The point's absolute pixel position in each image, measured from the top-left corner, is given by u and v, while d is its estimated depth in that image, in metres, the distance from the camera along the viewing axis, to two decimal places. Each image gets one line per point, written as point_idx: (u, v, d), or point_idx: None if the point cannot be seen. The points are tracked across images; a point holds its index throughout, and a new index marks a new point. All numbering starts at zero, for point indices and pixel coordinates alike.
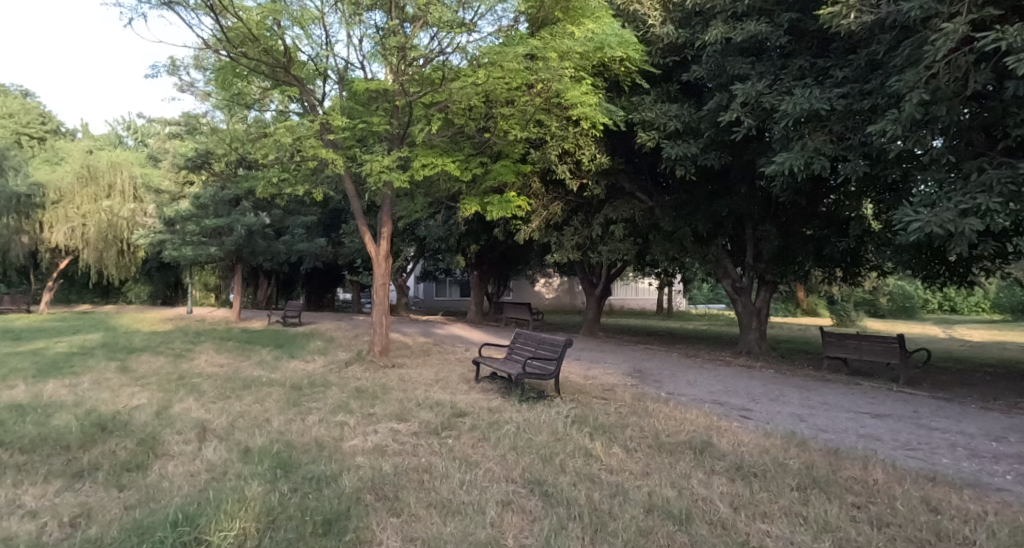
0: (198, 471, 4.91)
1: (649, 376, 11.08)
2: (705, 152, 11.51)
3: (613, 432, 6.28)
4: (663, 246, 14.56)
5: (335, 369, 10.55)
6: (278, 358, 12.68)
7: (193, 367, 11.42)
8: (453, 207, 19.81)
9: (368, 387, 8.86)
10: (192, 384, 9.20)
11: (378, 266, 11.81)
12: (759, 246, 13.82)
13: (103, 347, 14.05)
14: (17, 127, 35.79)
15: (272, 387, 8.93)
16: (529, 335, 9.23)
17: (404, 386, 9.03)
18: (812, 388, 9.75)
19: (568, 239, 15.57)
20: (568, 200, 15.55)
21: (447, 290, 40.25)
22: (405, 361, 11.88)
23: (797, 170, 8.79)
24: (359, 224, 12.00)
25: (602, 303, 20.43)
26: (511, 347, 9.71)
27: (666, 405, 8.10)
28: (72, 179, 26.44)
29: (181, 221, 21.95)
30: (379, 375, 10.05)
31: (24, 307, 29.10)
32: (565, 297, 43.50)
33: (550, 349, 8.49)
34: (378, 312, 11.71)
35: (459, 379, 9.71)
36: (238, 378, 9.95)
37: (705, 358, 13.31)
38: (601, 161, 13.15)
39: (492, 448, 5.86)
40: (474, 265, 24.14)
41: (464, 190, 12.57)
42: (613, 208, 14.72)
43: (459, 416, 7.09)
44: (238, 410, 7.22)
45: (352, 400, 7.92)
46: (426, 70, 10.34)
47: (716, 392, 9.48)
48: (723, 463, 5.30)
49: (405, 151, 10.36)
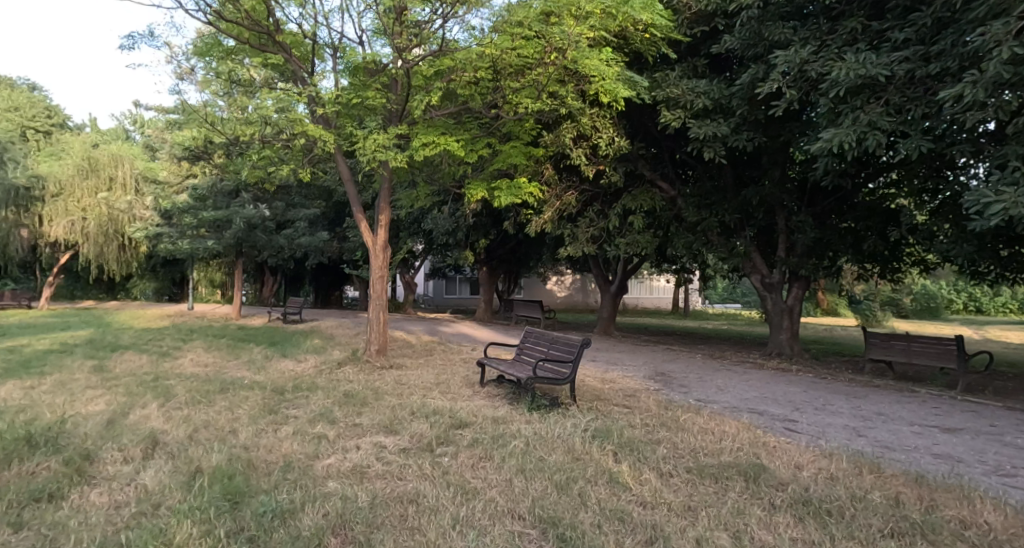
0: (125, 504, 3.91)
1: (674, 381, 9.98)
2: (736, 132, 10.42)
3: (641, 451, 5.22)
4: (685, 239, 13.44)
5: (327, 370, 9.56)
6: (268, 357, 11.71)
7: (173, 368, 10.47)
8: (461, 198, 18.84)
9: (358, 391, 7.83)
10: (164, 388, 8.23)
11: (375, 257, 10.82)
12: (793, 238, 12.65)
13: (87, 345, 13.18)
14: (22, 120, 35.10)
15: (252, 391, 7.92)
16: (541, 334, 8.16)
17: (399, 391, 7.97)
18: (862, 396, 8.58)
19: (582, 231, 14.52)
20: (583, 189, 14.50)
21: (456, 288, 39.27)
22: (404, 361, 10.86)
23: (848, 147, 7.65)
24: (355, 211, 11.00)
25: (617, 300, 19.30)
26: (520, 348, 8.64)
27: (699, 416, 7.00)
28: (72, 171, 25.75)
29: (180, 213, 21.16)
30: (373, 377, 9.03)
31: (25, 303, 28.46)
32: (577, 295, 42.44)
33: (564, 350, 7.44)
34: (375, 308, 10.67)
35: (462, 382, 8.68)
36: (217, 380, 8.97)
37: (733, 361, 12.16)
38: (620, 146, 12.15)
39: (496, 470, 4.79)
40: (483, 261, 23.14)
41: (470, 174, 11.59)
42: (632, 197, 13.66)
43: (458, 427, 6.03)
44: (203, 420, 6.22)
45: (337, 407, 6.92)
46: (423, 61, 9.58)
47: (752, 400, 8.37)
48: (785, 495, 4.21)
49: (404, 128, 9.39)
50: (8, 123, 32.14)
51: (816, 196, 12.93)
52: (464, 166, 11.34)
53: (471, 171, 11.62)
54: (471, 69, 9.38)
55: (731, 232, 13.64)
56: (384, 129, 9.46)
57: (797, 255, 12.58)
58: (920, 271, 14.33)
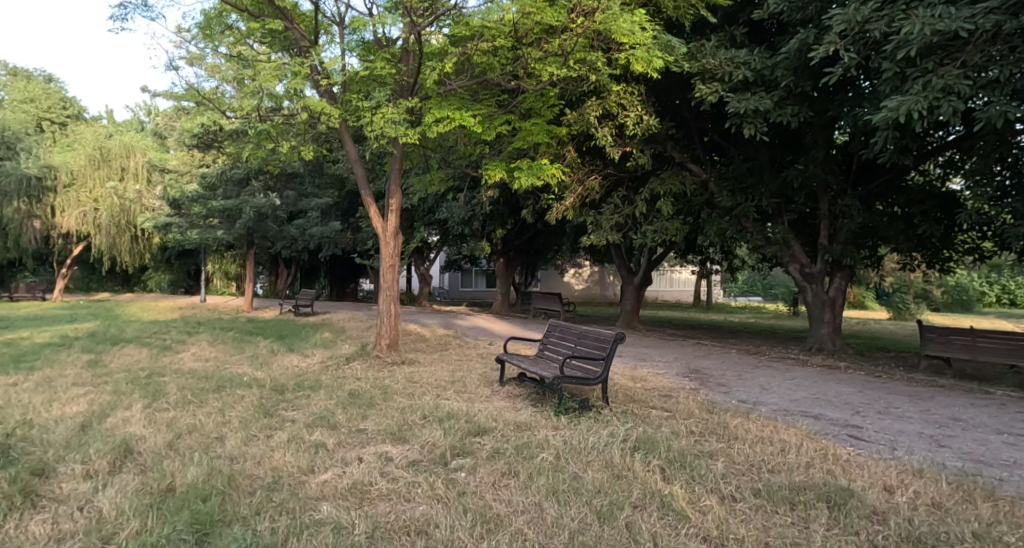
0: (71, 537, 3.19)
1: (711, 379, 9.11)
2: (779, 107, 9.50)
3: (695, 465, 4.38)
4: (718, 226, 12.52)
5: (334, 366, 8.85)
6: (274, 352, 11.07)
7: (172, 363, 9.86)
8: (477, 185, 18.03)
9: (364, 390, 7.09)
10: (156, 385, 7.57)
11: (386, 244, 10.06)
12: (836, 224, 11.67)
13: (89, 339, 12.69)
14: (37, 112, 34.87)
15: (249, 389, 7.22)
16: (567, 329, 7.36)
17: (412, 390, 7.21)
18: (928, 397, 7.62)
19: (606, 218, 13.72)
20: (608, 173, 13.71)
21: (472, 281, 38.59)
22: (417, 357, 10.10)
23: (916, 115, 6.74)
24: (364, 194, 10.24)
25: (641, 292, 18.38)
26: (543, 343, 7.84)
27: (749, 421, 6.14)
28: (84, 161, 25.38)
29: (190, 203, 20.64)
30: (383, 374, 8.30)
31: (39, 295, 28.34)
32: (595, 288, 41.51)
33: (594, 345, 6.61)
34: (386, 300, 9.93)
35: (479, 380, 7.90)
36: (215, 376, 8.31)
37: (772, 357, 11.24)
38: (649, 125, 11.34)
39: (521, 492, 4.00)
40: (500, 251, 22.35)
41: (488, 153, 10.82)
42: (660, 181, 12.81)
43: (476, 435, 5.26)
44: (188, 425, 5.50)
45: (341, 408, 6.19)
46: (437, 36, 8.97)
47: (803, 402, 7.47)
48: (886, 530, 3.36)
49: (415, 101, 8.62)
50: (22, 114, 31.90)
51: (861, 179, 11.94)
52: (481, 146, 10.59)
53: (489, 151, 10.86)
54: (489, 36, 8.60)
55: (766, 218, 12.70)
56: (396, 103, 8.73)
57: (841, 242, 11.59)
58: (974, 261, 13.25)
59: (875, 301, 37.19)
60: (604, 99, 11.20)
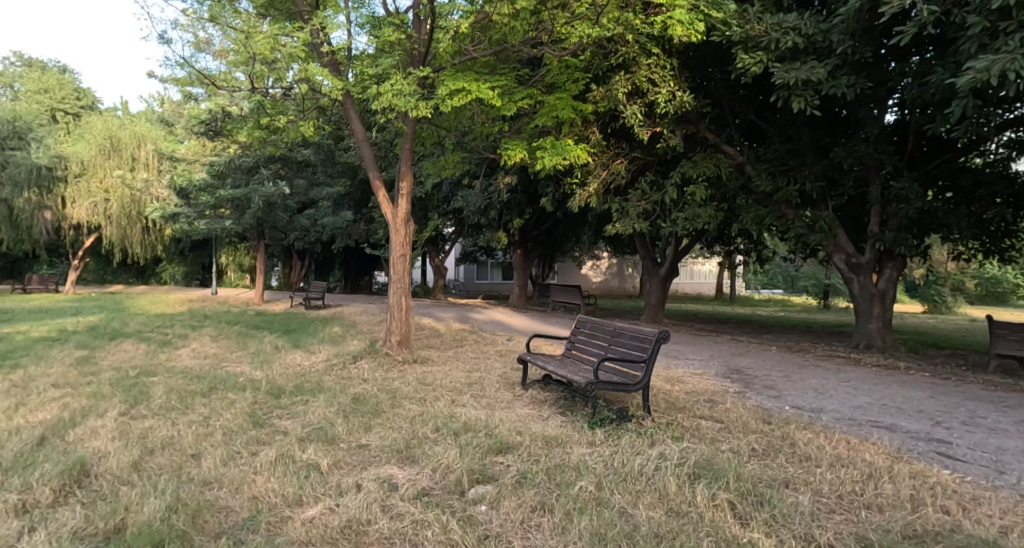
0: None
1: (756, 382, 8.19)
2: (834, 77, 8.48)
3: (775, 500, 3.48)
4: (755, 213, 11.54)
5: (339, 365, 8.07)
6: (277, 348, 10.34)
7: (168, 360, 9.18)
8: (494, 171, 17.17)
9: (370, 394, 6.29)
10: (142, 386, 6.86)
11: (396, 232, 9.23)
12: (889, 209, 10.61)
13: (87, 333, 12.12)
14: (51, 102, 34.49)
15: (242, 393, 6.47)
16: (598, 325, 6.52)
17: (425, 394, 6.38)
18: (1015, 405, 6.63)
19: (633, 205, 12.83)
20: (635, 156, 12.81)
21: (488, 273, 37.78)
22: (430, 354, 9.28)
23: (1012, 77, 5.73)
24: (372, 178, 9.39)
25: (667, 285, 17.41)
26: (571, 341, 6.98)
27: (819, 435, 5.22)
28: (94, 151, 24.88)
29: (199, 192, 20.02)
30: (391, 375, 7.50)
31: (52, 287, 28.13)
32: (614, 280, 40.54)
33: (631, 345, 5.77)
34: (396, 293, 9.11)
35: (499, 383, 7.06)
36: (209, 377, 7.57)
37: (817, 355, 10.25)
38: (683, 102, 10.43)
39: (557, 538, 3.15)
40: (517, 242, 21.51)
41: (506, 132, 9.98)
42: (692, 165, 11.86)
43: (497, 454, 4.43)
44: (163, 439, 4.76)
45: (344, 416, 5.41)
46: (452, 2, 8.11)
47: (870, 409, 6.52)
48: None
49: (428, 72, 7.78)
50: (35, 104, 31.56)
51: (917, 160, 10.85)
52: (500, 123, 9.73)
53: (507, 129, 10.02)
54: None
55: (809, 204, 11.68)
56: (406, 73, 7.91)
57: (894, 229, 10.50)
58: None
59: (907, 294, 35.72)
60: (633, 74, 10.33)
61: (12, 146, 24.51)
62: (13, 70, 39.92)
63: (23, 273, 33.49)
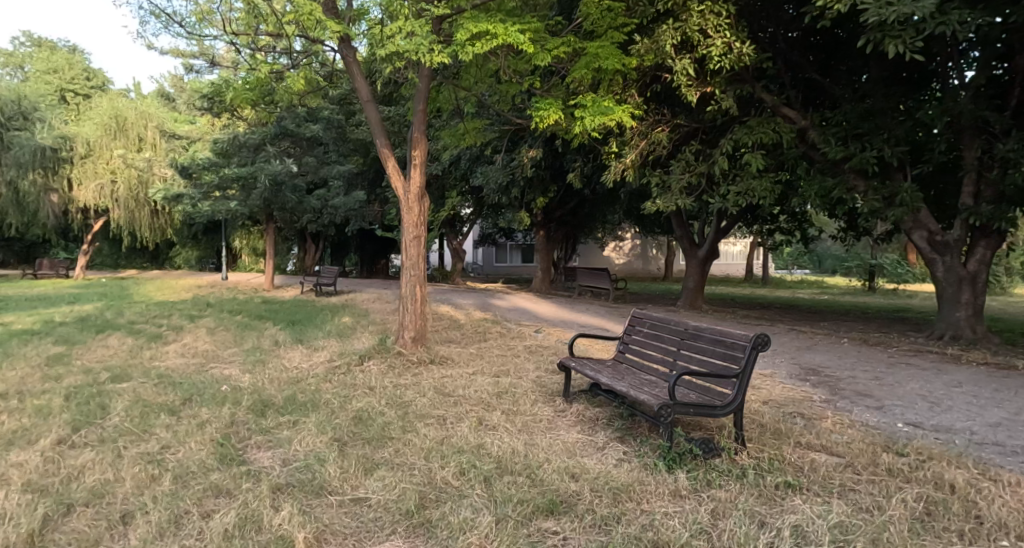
0: None
1: (843, 386, 6.75)
2: (941, 13, 6.90)
3: None
4: (820, 185, 10.02)
5: (343, 368, 6.79)
6: (277, 343, 9.13)
7: (151, 360, 8.00)
8: (517, 144, 15.77)
9: (376, 412, 5.03)
10: (104, 397, 5.67)
11: (408, 209, 7.86)
12: (987, 176, 8.97)
13: (75, 325, 11.04)
14: (60, 83, 33.31)
15: (218, 408, 5.22)
16: (661, 323, 5.20)
17: (445, 412, 5.11)
18: None
19: (676, 178, 11.43)
20: (678, 123, 11.40)
21: (507, 256, 36.41)
22: (450, 352, 7.96)
23: None
24: (379, 146, 8.02)
25: (706, 267, 15.88)
26: (624, 342, 5.65)
27: (983, 476, 3.77)
28: (100, 131, 23.84)
29: (203, 171, 18.87)
30: (403, 381, 6.23)
31: (63, 272, 27.44)
32: (637, 261, 38.99)
33: (713, 354, 4.39)
34: (409, 281, 7.82)
35: (535, 394, 5.75)
36: (188, 382, 6.34)
37: (901, 349, 8.73)
38: (741, 54, 8.90)
39: None
40: (540, 223, 20.13)
41: (536, 89, 8.60)
42: (746, 130, 10.36)
43: (548, 522, 3.10)
44: (93, 484, 3.50)
45: (342, 448, 4.15)
46: None
47: (1015, 428, 5.05)
48: None
49: (445, 10, 6.42)
50: (43, 85, 30.60)
51: None
52: (530, 78, 8.36)
53: (537, 86, 8.64)
54: None
55: (884, 174, 10.09)
56: (417, 14, 6.56)
57: (992, 201, 8.88)
58: None
59: None
60: (683, 23, 8.87)
61: (17, 126, 23.54)
62: (23, 51, 39.02)
63: (36, 257, 32.96)
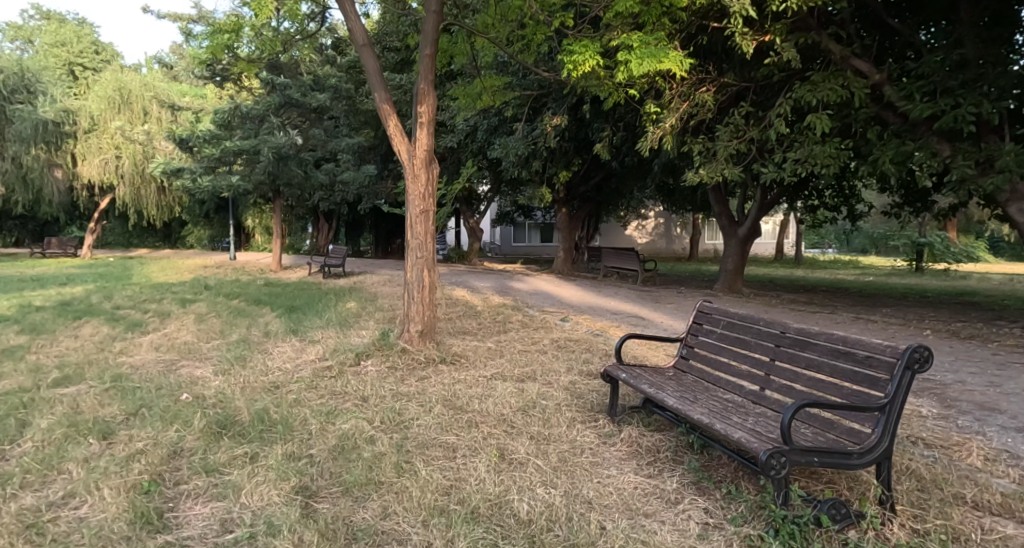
0: None
1: (952, 395, 5.39)
2: None
3: None
4: (897, 151, 8.52)
5: (336, 371, 5.60)
6: (268, 335, 7.95)
7: (118, 355, 6.87)
8: (540, 110, 14.34)
9: (365, 439, 3.83)
10: (33, 410, 4.54)
11: (415, 178, 6.55)
12: None
13: (53, 311, 10.00)
14: (68, 56, 31.95)
15: (164, 429, 4.03)
16: (743, 325, 3.90)
17: (455, 439, 3.88)
18: None
19: (723, 145, 9.96)
20: (725, 81, 9.96)
21: (526, 235, 35.06)
22: (465, 348, 6.72)
23: None
24: (380, 102, 6.73)
25: (747, 246, 14.38)
26: (689, 347, 4.35)
27: None
28: (102, 103, 22.75)
29: (204, 143, 17.71)
30: (405, 390, 5.03)
31: (70, 251, 26.71)
32: (661, 241, 37.41)
33: (832, 372, 3.09)
34: (416, 264, 6.55)
35: (570, 410, 4.52)
36: (146, 389, 5.17)
37: (1001, 344, 7.32)
38: None
39: None
40: (562, 199, 18.74)
41: (567, 30, 7.25)
42: (808, 87, 8.84)
43: None
44: None
45: (307, 505, 2.95)
46: None
47: None
48: None
49: None
50: (49, 58, 29.53)
51: None
52: (561, 16, 7.01)
53: (569, 27, 7.26)
54: None
55: (974, 137, 8.56)
56: None
57: None
58: None
59: (990, 256, 31.64)
60: None
61: (20, 100, 22.25)
62: (32, 24, 37.93)
63: (48, 235, 32.33)
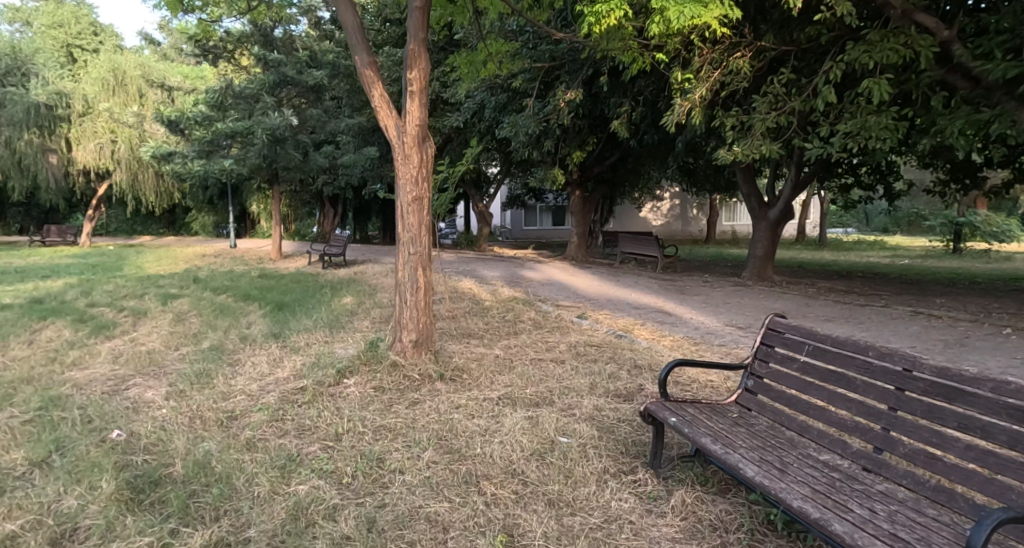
0: None
1: None
2: None
3: None
4: (970, 119, 7.28)
5: (311, 395, 4.59)
6: (246, 340, 6.97)
7: (67, 368, 5.91)
8: (552, 83, 13.17)
9: (327, 514, 2.83)
10: None
11: (405, 159, 5.49)
12: None
13: (22, 309, 9.10)
14: (66, 38, 30.93)
15: (65, 492, 3.06)
16: (843, 354, 2.80)
17: (445, 510, 2.87)
18: None
19: (760, 118, 8.75)
20: (763, 43, 8.73)
21: (537, 219, 33.90)
22: (467, 358, 5.68)
23: None
24: (364, 70, 5.68)
25: (779, 230, 13.15)
26: (759, 378, 3.27)
27: None
28: (96, 85, 21.79)
29: (196, 125, 16.72)
30: (391, 424, 4.00)
31: (70, 239, 25.97)
32: (677, 223, 36.07)
33: (1014, 445, 1.99)
34: (408, 261, 5.51)
35: (601, 458, 3.47)
36: (74, 420, 4.20)
37: None
38: None
39: None
40: (576, 180, 17.57)
41: None
42: (864, 47, 7.58)
43: None
44: None
45: None
46: None
47: None
48: None
49: None
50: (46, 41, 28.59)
51: None
52: None
53: None
54: None
55: None
56: None
57: None
58: None
59: None
60: None
61: (12, 83, 21.31)
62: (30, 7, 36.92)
63: (50, 223, 31.65)
